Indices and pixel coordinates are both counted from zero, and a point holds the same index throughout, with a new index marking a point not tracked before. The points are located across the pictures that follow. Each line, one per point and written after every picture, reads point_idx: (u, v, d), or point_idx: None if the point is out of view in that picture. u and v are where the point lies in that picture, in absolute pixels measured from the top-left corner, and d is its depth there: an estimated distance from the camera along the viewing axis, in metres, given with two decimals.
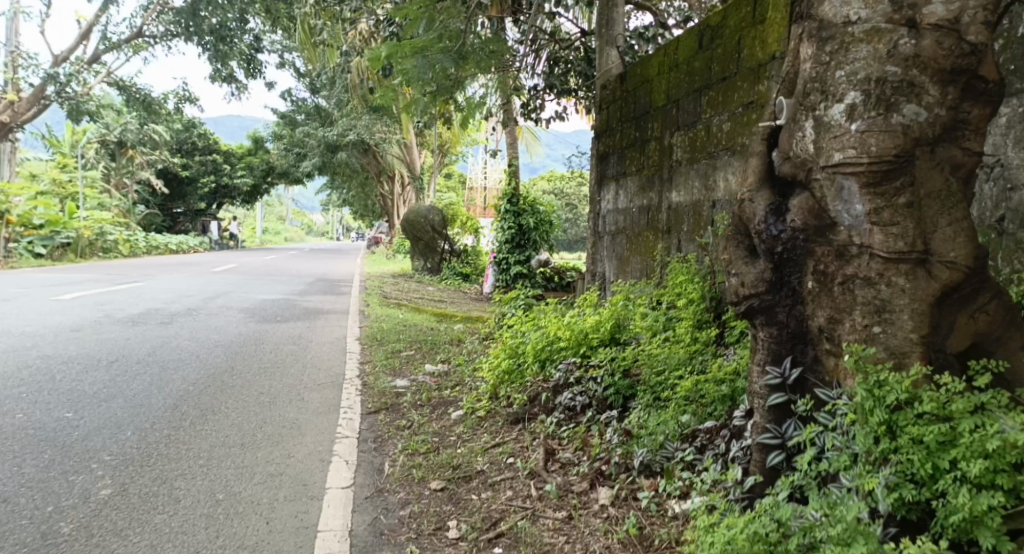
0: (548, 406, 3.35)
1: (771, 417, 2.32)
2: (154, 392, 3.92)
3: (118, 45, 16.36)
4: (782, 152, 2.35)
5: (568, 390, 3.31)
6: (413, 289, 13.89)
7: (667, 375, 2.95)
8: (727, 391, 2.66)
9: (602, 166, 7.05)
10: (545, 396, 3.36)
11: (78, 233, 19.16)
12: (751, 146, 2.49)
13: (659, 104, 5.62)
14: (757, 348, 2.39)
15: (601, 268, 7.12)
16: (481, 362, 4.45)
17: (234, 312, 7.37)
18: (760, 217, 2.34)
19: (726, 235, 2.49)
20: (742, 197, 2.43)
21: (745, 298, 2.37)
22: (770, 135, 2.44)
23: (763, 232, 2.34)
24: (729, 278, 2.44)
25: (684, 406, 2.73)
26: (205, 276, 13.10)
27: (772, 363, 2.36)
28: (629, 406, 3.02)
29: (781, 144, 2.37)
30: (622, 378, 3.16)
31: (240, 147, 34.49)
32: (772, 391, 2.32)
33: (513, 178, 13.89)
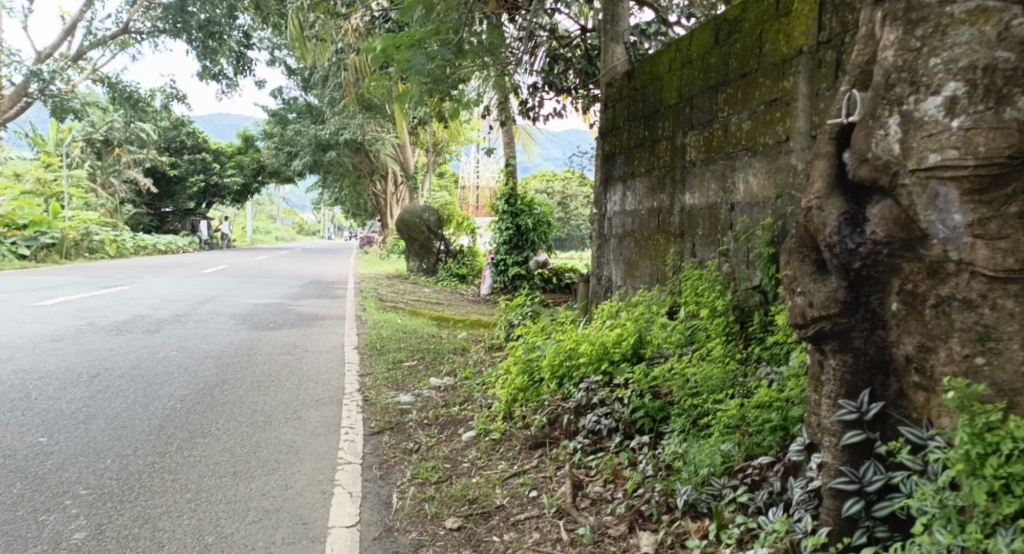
0: (570, 430, 3.12)
1: (847, 456, 2.10)
2: (138, 410, 3.68)
3: (103, 41, 16.02)
4: (857, 154, 2.14)
5: (592, 412, 3.08)
6: (409, 291, 13.64)
7: (705, 398, 2.73)
8: (778, 420, 2.45)
9: (608, 166, 6.81)
10: (567, 419, 3.12)
11: (63, 234, 18.81)
12: (818, 147, 2.28)
13: (670, 102, 5.34)
14: (828, 379, 2.20)
15: (607, 272, 6.87)
16: (490, 377, 4.19)
17: (226, 319, 7.08)
18: (833, 228, 2.13)
19: (792, 246, 2.30)
20: (810, 205, 2.22)
21: (815, 320, 2.18)
22: (839, 134, 2.24)
23: (836, 245, 2.13)
24: (794, 297, 2.26)
25: (728, 434, 2.51)
26: (195, 278, 12.80)
27: (846, 396, 2.16)
28: (662, 432, 2.80)
29: (855, 144, 2.17)
30: (651, 400, 2.91)
31: (231, 146, 34.12)
32: (847, 428, 2.12)
33: (511, 178, 13.63)
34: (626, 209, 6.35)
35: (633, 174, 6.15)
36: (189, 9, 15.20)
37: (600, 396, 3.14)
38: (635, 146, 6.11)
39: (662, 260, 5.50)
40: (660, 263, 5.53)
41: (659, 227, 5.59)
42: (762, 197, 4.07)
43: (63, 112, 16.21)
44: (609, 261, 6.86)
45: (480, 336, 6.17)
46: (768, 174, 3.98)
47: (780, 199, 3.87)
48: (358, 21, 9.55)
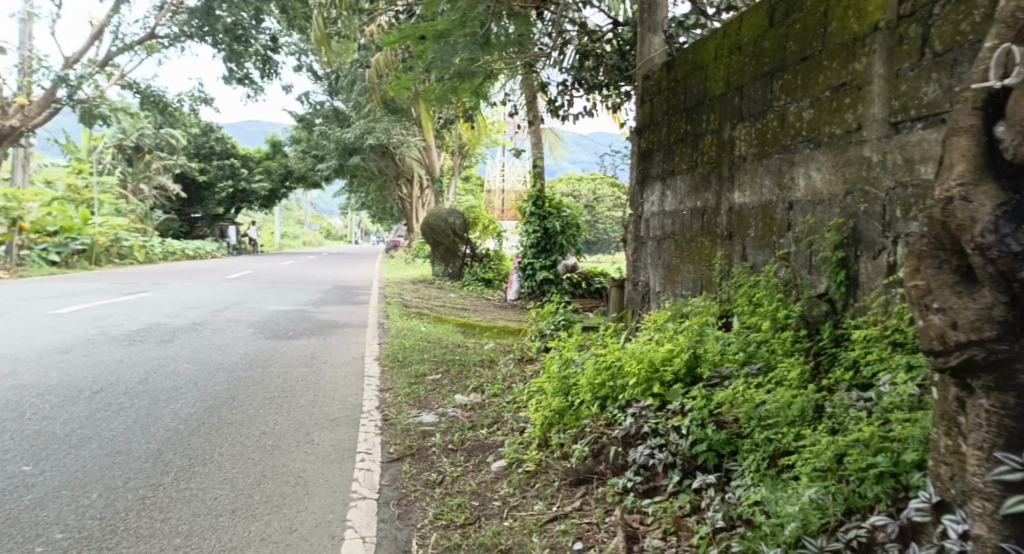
0: (618, 464, 2.74)
1: (1011, 530, 1.67)
2: (137, 432, 3.35)
3: (131, 46, 15.98)
4: (1018, 126, 1.63)
5: (643, 443, 2.71)
6: (435, 296, 13.31)
7: (785, 434, 2.35)
8: (886, 464, 2.05)
9: (645, 163, 6.41)
10: (614, 450, 2.75)
11: (93, 239, 18.86)
12: (959, 119, 1.77)
13: (716, 92, 4.93)
14: (979, 428, 1.69)
15: (644, 276, 6.46)
16: (523, 395, 3.81)
17: (244, 328, 6.76)
18: (983, 227, 1.63)
19: (923, 248, 1.82)
20: (952, 196, 1.71)
21: (959, 347, 1.69)
22: (989, 102, 1.72)
23: (991, 247, 1.62)
24: (929, 316, 1.77)
25: (817, 480, 2.14)
26: (219, 284, 12.60)
27: (1003, 450, 1.67)
28: (732, 471, 2.43)
29: (1011, 114, 1.66)
30: (715, 431, 2.55)
31: (259, 152, 34.25)
32: (1008, 493, 1.67)
33: (539, 180, 13.22)
34: (665, 209, 5.95)
35: (673, 172, 5.75)
36: (215, 12, 14.93)
37: (653, 425, 2.76)
38: (675, 142, 5.70)
39: (708, 264, 5.08)
40: (706, 268, 5.11)
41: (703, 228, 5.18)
42: (828, 193, 3.65)
43: (91, 118, 16.21)
44: (645, 265, 6.45)
45: (509, 346, 5.79)
46: (836, 168, 3.57)
47: (850, 196, 3.47)
48: (383, 18, 9.24)
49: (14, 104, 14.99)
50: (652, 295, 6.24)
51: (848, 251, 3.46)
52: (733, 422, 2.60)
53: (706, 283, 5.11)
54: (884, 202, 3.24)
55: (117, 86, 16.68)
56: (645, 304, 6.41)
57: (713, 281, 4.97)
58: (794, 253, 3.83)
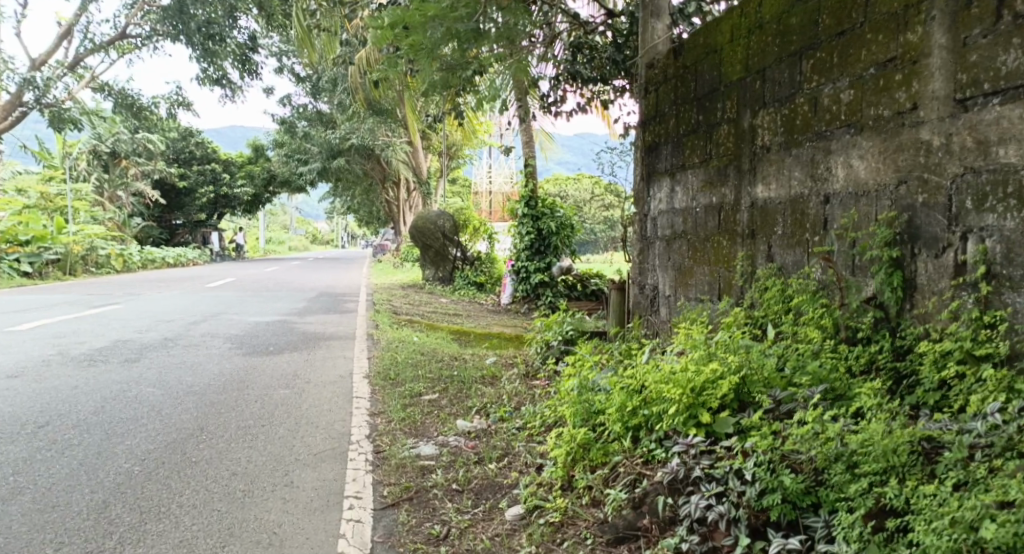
0: (668, 519, 2.41)
1: None
2: (80, 483, 2.87)
3: (101, 47, 15.40)
4: None
5: (696, 493, 2.37)
6: (425, 302, 12.86)
7: (905, 494, 2.03)
8: None
9: (650, 157, 5.99)
10: (662, 500, 2.41)
11: (67, 249, 18.16)
12: None
13: (734, 77, 4.49)
14: None
15: (652, 279, 6.03)
16: (538, 422, 3.41)
17: (220, 343, 6.24)
18: None
19: None
20: None
21: None
22: None
23: None
24: None
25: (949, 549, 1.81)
26: (196, 294, 12.05)
27: None
28: (824, 531, 2.12)
29: None
30: (790, 477, 2.22)
31: (241, 156, 33.62)
32: None
33: (530, 180, 12.77)
34: (674, 206, 5.53)
35: (683, 166, 5.33)
36: (189, 9, 14.37)
37: (707, 467, 2.43)
38: (685, 134, 5.27)
39: (726, 266, 4.64)
40: (723, 271, 4.68)
41: (719, 227, 4.74)
42: (874, 184, 3.19)
43: (61, 122, 15.59)
44: (653, 266, 6.03)
45: (509, 359, 5.29)
46: (885, 153, 3.12)
47: (903, 186, 3.02)
48: (364, 10, 8.76)
49: None
50: (662, 299, 5.81)
51: (902, 249, 3.00)
52: (807, 464, 2.27)
53: (724, 286, 4.68)
54: (949, 192, 2.81)
55: (87, 88, 16.10)
56: (653, 309, 5.98)
57: (733, 285, 4.53)
58: (835, 252, 3.37)
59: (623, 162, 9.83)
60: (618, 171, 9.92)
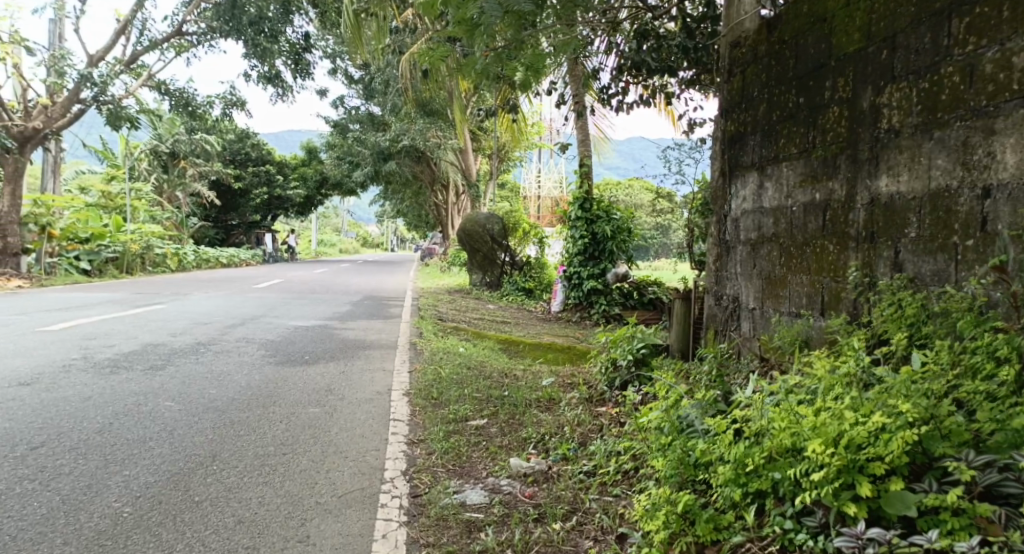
0: None
1: None
2: (53, 531, 2.33)
3: (158, 44, 15.32)
4: None
5: None
6: (474, 308, 12.30)
7: None
8: None
9: (733, 149, 5.28)
10: None
11: (125, 247, 18.18)
12: None
13: (850, 49, 3.78)
14: None
15: (730, 289, 5.28)
16: (623, 467, 2.86)
17: (254, 350, 5.75)
18: None
19: None
20: None
21: None
22: None
23: None
24: None
25: None
26: (241, 295, 11.72)
27: None
28: None
29: None
30: None
31: (295, 159, 33.79)
32: None
33: (585, 181, 12.07)
34: (762, 206, 4.80)
35: (777, 158, 4.61)
36: (242, 4, 14.06)
37: None
38: (779, 121, 4.57)
39: (833, 275, 3.90)
40: (829, 280, 3.93)
41: (823, 229, 4.01)
42: None
43: (117, 120, 15.55)
44: (733, 275, 5.29)
45: (569, 378, 4.61)
46: None
47: None
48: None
49: (38, 105, 14.52)
50: (744, 312, 5.07)
51: None
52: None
53: (829, 299, 3.93)
54: None
55: (144, 86, 16.06)
56: (732, 324, 5.22)
57: (843, 298, 3.79)
58: (1011, 260, 2.71)
59: (691, 159, 9.23)
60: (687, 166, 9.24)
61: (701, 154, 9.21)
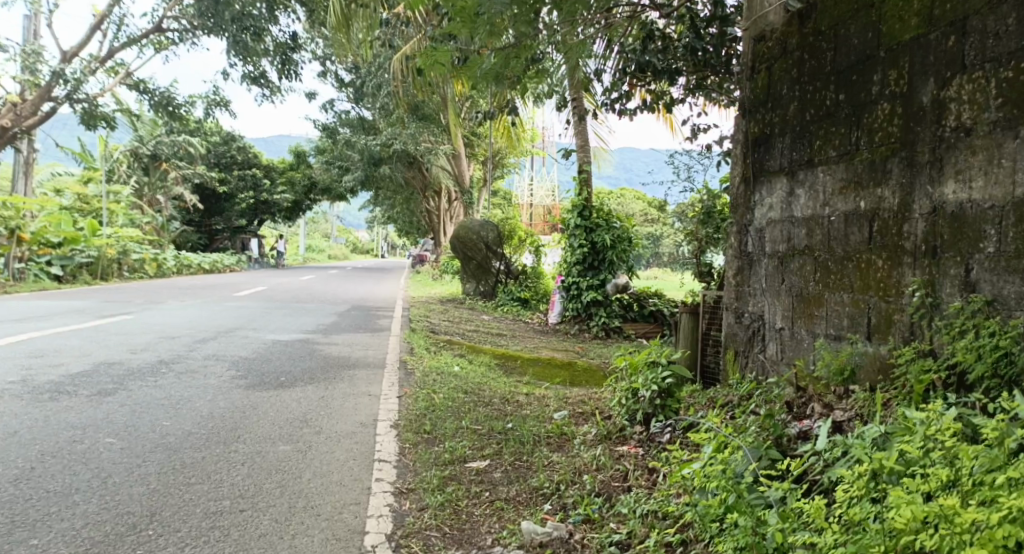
0: None
1: None
2: None
3: (137, 41, 14.76)
4: None
5: None
6: (466, 319, 11.81)
7: None
8: None
9: (758, 153, 4.80)
10: None
11: (100, 252, 17.53)
12: None
13: (906, 37, 3.30)
14: None
15: (754, 307, 4.80)
16: (664, 542, 2.37)
17: (224, 370, 5.20)
18: None
19: None
20: None
21: None
22: None
23: None
24: None
25: None
26: (220, 304, 11.15)
27: None
28: None
29: None
30: None
31: (283, 163, 33.17)
32: None
33: (584, 188, 11.55)
34: (792, 215, 4.31)
35: (811, 162, 4.13)
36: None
37: None
38: (814, 121, 4.09)
39: (881, 295, 3.42)
40: (875, 300, 3.44)
41: (869, 241, 3.52)
42: None
43: (94, 119, 14.98)
44: (757, 291, 4.81)
45: (579, 408, 4.10)
46: None
47: None
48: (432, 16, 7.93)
49: (8, 103, 13.94)
50: (770, 333, 4.59)
51: None
52: None
53: (876, 322, 3.44)
54: None
55: (122, 84, 15.51)
56: (756, 346, 4.74)
57: (895, 321, 3.31)
58: None
59: (700, 165, 8.98)
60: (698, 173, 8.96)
61: (709, 161, 9.01)
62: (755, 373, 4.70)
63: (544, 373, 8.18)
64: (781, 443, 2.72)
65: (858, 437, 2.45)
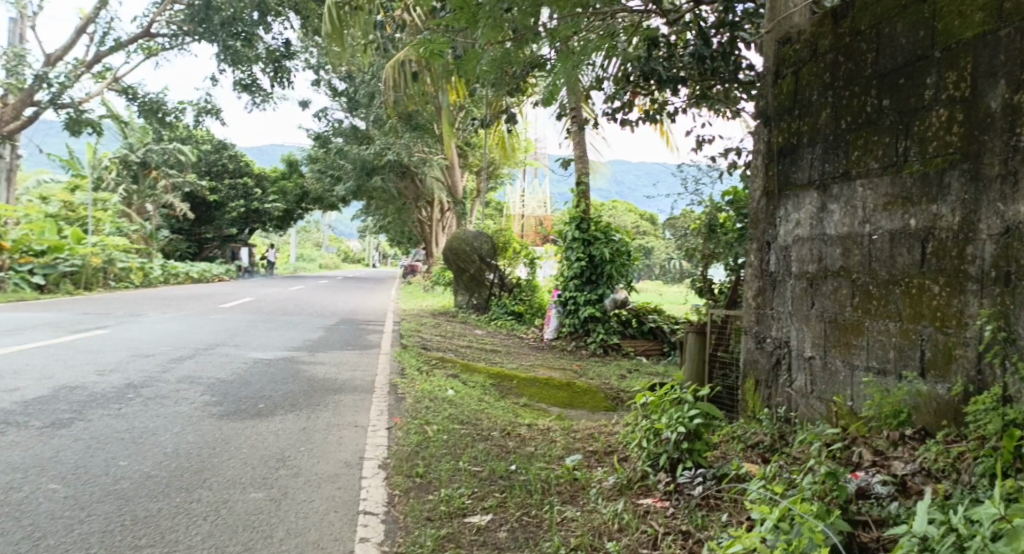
0: None
1: None
2: None
3: (124, 45, 14.32)
4: None
5: None
6: (459, 333, 11.39)
7: None
8: None
9: (782, 164, 4.41)
10: None
11: (84, 260, 17.02)
12: None
13: (967, 35, 3.00)
14: None
15: (778, 332, 4.41)
16: None
17: (196, 394, 4.74)
18: None
19: None
20: None
21: None
22: None
23: None
24: None
25: None
26: (203, 316, 10.67)
27: None
28: None
29: None
30: None
31: (274, 171, 32.69)
32: None
33: (582, 199, 11.14)
34: (824, 233, 3.93)
35: (846, 175, 3.75)
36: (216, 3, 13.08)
37: None
38: (851, 130, 3.71)
39: (937, 324, 3.06)
40: (931, 330, 3.09)
41: (921, 264, 3.16)
42: None
43: (78, 125, 14.52)
44: (780, 315, 4.42)
45: (588, 447, 3.67)
46: None
47: None
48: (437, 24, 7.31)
49: None
50: (797, 361, 4.20)
51: None
52: None
53: (931, 356, 3.09)
54: None
55: (109, 89, 15.07)
56: (780, 376, 4.35)
57: (957, 356, 2.96)
58: None
59: (707, 178, 8.83)
60: (705, 186, 8.80)
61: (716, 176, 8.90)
62: (779, 406, 4.31)
63: (543, 394, 7.79)
64: (848, 505, 2.33)
65: (957, 512, 2.04)
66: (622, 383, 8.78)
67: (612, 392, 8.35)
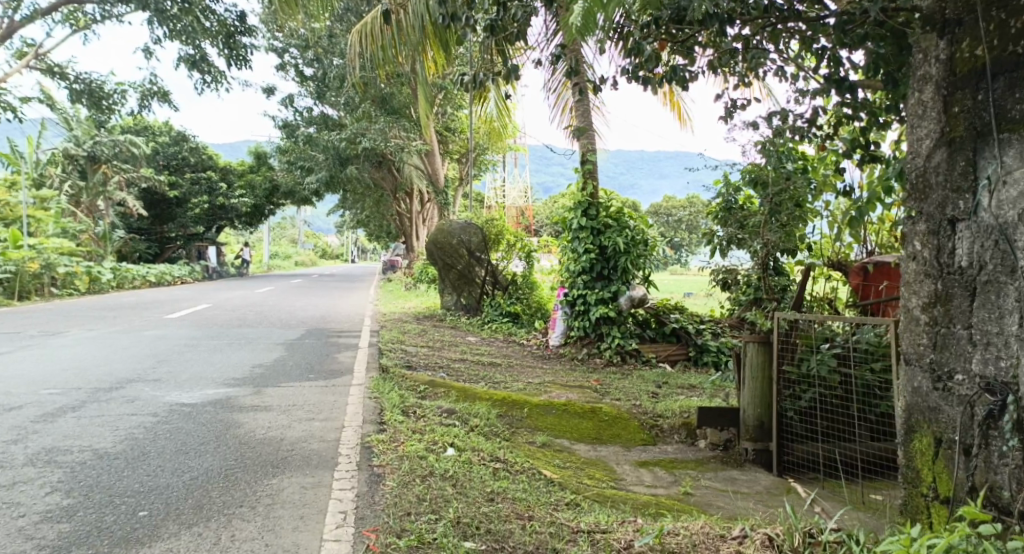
0: None
1: None
2: None
3: (46, 15, 12.32)
4: None
5: None
6: (450, 342, 9.60)
7: None
8: None
9: (991, 89, 2.76)
10: None
11: (19, 266, 14.90)
12: None
13: None
14: None
15: (991, 367, 2.76)
16: None
17: (38, 495, 2.94)
18: None
19: None
20: None
21: None
22: None
23: None
24: None
25: None
26: (135, 334, 8.73)
27: None
28: None
29: None
30: None
31: (241, 165, 30.46)
32: None
33: (589, 180, 9.31)
34: None
35: None
36: None
37: None
38: None
39: None
40: None
41: None
42: None
43: None
44: (988, 338, 2.78)
45: None
46: None
47: None
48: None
49: None
50: None
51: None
52: None
53: None
54: None
55: (32, 67, 13.07)
56: (997, 440, 2.74)
57: None
58: None
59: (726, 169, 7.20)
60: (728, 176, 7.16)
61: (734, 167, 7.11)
62: (1002, 489, 2.72)
63: (561, 429, 6.07)
64: None
65: None
66: (655, 404, 7.07)
67: (645, 418, 6.64)
